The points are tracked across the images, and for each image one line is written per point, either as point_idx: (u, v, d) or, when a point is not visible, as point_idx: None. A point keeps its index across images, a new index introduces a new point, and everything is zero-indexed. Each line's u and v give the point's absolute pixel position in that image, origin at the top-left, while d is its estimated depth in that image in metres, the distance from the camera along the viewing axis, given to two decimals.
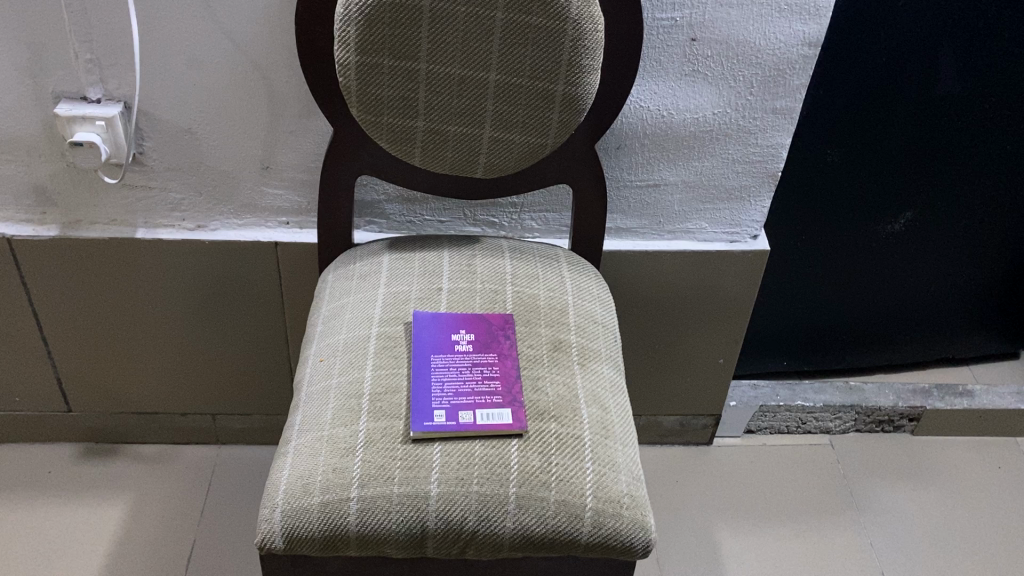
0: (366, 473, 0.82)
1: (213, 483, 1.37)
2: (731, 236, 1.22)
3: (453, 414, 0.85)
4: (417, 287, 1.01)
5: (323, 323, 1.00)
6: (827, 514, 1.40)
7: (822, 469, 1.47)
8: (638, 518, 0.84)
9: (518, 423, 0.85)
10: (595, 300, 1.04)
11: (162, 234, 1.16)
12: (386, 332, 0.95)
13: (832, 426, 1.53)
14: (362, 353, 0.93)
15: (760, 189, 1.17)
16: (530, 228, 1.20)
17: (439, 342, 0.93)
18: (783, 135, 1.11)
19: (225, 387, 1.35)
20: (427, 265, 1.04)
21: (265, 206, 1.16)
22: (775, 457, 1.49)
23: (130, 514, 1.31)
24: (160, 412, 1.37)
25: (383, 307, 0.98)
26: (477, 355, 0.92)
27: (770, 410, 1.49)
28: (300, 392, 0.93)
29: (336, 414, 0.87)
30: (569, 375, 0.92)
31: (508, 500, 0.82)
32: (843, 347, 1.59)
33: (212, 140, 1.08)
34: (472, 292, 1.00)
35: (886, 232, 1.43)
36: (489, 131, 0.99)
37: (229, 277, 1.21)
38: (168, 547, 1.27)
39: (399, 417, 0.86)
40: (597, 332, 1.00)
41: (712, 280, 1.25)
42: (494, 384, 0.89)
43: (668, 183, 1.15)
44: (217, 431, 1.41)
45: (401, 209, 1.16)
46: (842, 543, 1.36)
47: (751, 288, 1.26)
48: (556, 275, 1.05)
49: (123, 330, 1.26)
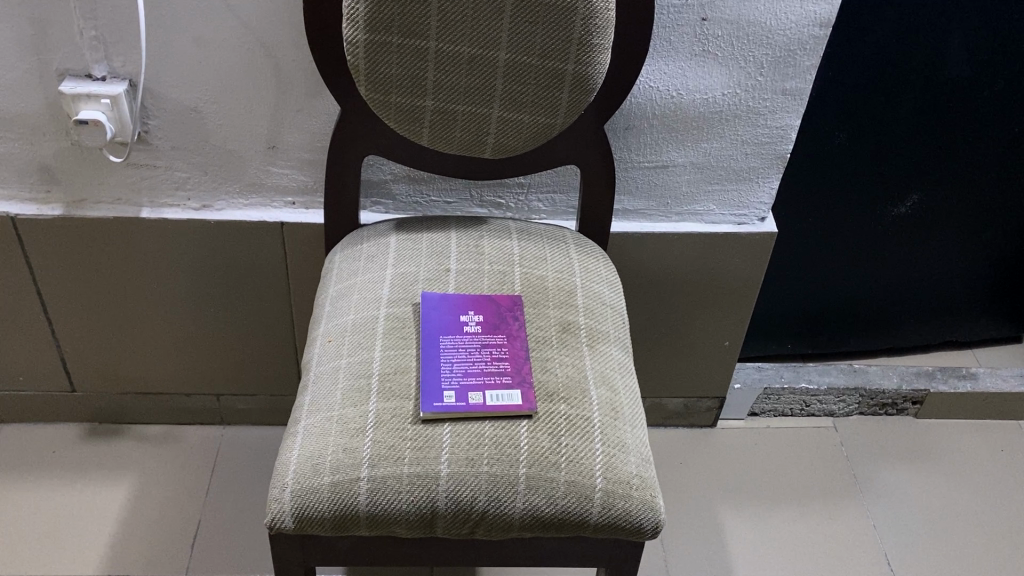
0: (377, 453, 0.82)
1: (218, 463, 1.37)
2: (738, 218, 1.22)
3: (463, 395, 0.85)
4: (424, 268, 1.00)
5: (330, 304, 0.99)
6: (830, 497, 1.40)
7: (825, 452, 1.47)
8: (647, 499, 0.84)
9: (528, 404, 0.85)
10: (603, 282, 1.04)
11: (168, 213, 1.16)
12: (395, 312, 0.95)
13: (835, 409, 1.53)
14: (371, 334, 0.93)
15: (769, 171, 1.17)
16: (537, 209, 1.19)
17: (448, 324, 0.92)
18: (793, 116, 1.11)
19: (230, 368, 1.35)
20: (434, 245, 1.04)
21: (272, 186, 1.15)
22: (779, 440, 1.49)
23: (135, 495, 1.31)
24: (165, 392, 1.37)
25: (391, 288, 0.98)
26: (486, 337, 0.91)
27: (775, 392, 1.49)
28: (309, 372, 0.92)
29: (345, 395, 0.87)
30: (578, 356, 0.92)
31: (518, 481, 0.82)
32: (847, 330, 1.59)
33: (218, 119, 1.07)
34: (479, 273, 1.00)
35: (893, 215, 1.42)
36: (498, 111, 0.98)
37: (235, 257, 1.20)
38: (173, 528, 1.27)
39: (409, 398, 0.86)
40: (605, 314, 0.99)
41: (718, 263, 1.25)
42: (503, 364, 0.88)
43: (676, 165, 1.15)
44: (222, 411, 1.41)
45: (408, 190, 1.15)
46: (846, 525, 1.36)
47: (757, 271, 1.26)
48: (564, 256, 1.04)
49: (128, 309, 1.25)
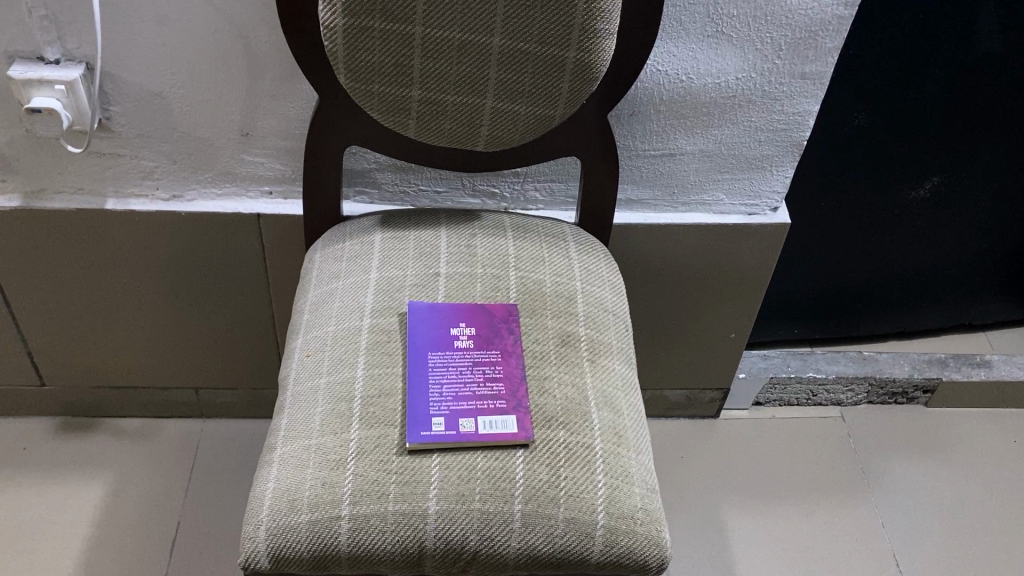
0: (359, 489, 0.75)
1: (198, 459, 1.30)
2: (750, 208, 1.14)
3: (453, 422, 0.78)
4: (411, 272, 0.93)
5: (309, 312, 0.92)
6: (838, 492, 1.35)
7: (832, 443, 1.42)
8: (652, 535, 0.78)
9: (524, 433, 0.78)
10: (605, 285, 0.96)
11: (135, 204, 1.07)
12: (379, 324, 0.87)
13: (843, 398, 1.46)
14: (352, 349, 0.85)
15: (784, 159, 1.08)
16: (535, 199, 1.10)
17: (437, 338, 0.85)
18: (812, 102, 1.02)
19: (209, 360, 1.27)
20: (422, 245, 0.96)
21: (246, 175, 1.06)
22: (784, 431, 1.43)
23: (110, 495, 1.24)
24: (139, 386, 1.30)
25: (375, 295, 0.90)
26: (479, 353, 0.84)
27: (781, 382, 1.42)
28: (285, 392, 0.85)
29: (324, 421, 0.80)
30: (578, 374, 0.85)
31: (513, 519, 0.75)
32: (857, 315, 1.52)
33: (186, 105, 0.98)
34: (471, 278, 0.92)
35: (911, 197, 1.34)
36: (492, 102, 0.89)
37: (209, 248, 1.12)
38: (149, 531, 1.21)
39: (394, 425, 0.79)
40: (607, 323, 0.92)
41: (726, 253, 1.17)
42: (497, 386, 0.81)
43: (684, 153, 1.06)
44: (202, 405, 1.34)
45: (394, 178, 1.07)
46: (854, 523, 1.31)
47: (768, 262, 1.18)
48: (563, 256, 0.97)
49: (98, 303, 1.18)
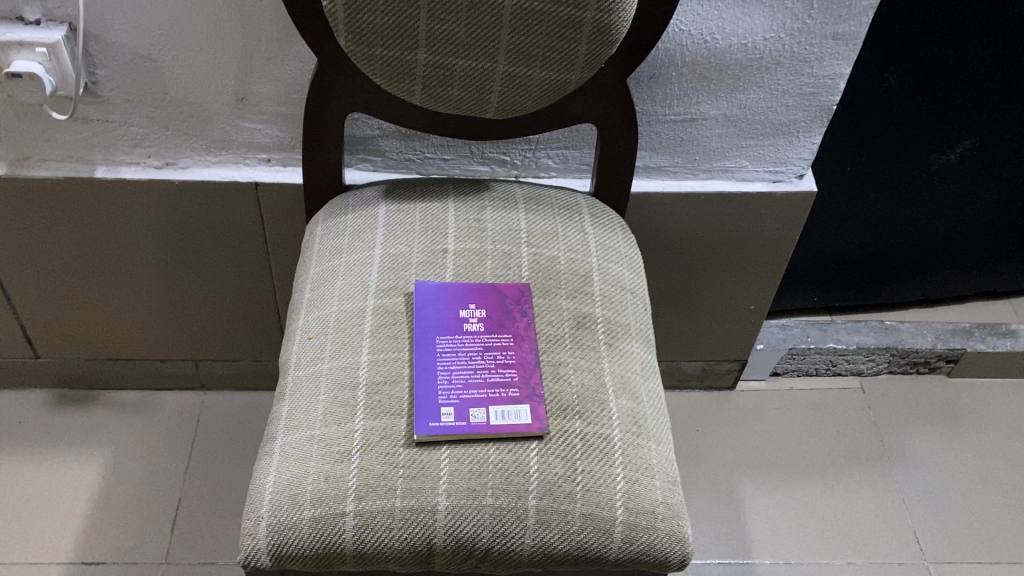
0: (365, 484, 0.71)
1: (200, 433, 1.27)
2: (774, 175, 1.08)
3: (463, 412, 0.74)
4: (417, 249, 0.87)
5: (311, 291, 0.87)
6: (857, 467, 1.31)
7: (852, 415, 1.38)
8: (674, 530, 0.74)
9: (538, 424, 0.74)
10: (622, 261, 0.91)
11: (126, 173, 1.02)
12: (384, 305, 0.82)
13: (864, 368, 1.42)
14: (356, 333, 0.80)
15: (812, 124, 1.02)
16: (547, 166, 1.05)
17: (446, 321, 0.80)
18: (843, 64, 0.95)
19: (208, 332, 1.23)
20: (429, 219, 0.91)
21: (243, 142, 1.00)
22: (802, 403, 1.39)
23: (110, 470, 1.21)
24: (137, 358, 1.25)
25: (379, 273, 0.85)
26: (490, 338, 0.79)
27: (800, 353, 1.37)
28: (285, 378, 0.81)
29: (327, 411, 0.76)
30: (595, 359, 0.80)
31: (527, 515, 0.71)
32: (879, 283, 1.47)
33: (176, 68, 0.92)
34: (481, 255, 0.87)
35: (940, 162, 1.28)
36: (504, 66, 0.83)
37: (206, 218, 1.07)
38: (150, 508, 1.18)
39: (401, 415, 0.74)
40: (625, 302, 0.87)
41: (747, 223, 1.11)
42: (510, 373, 0.77)
43: (707, 118, 1.00)
44: (203, 376, 1.29)
45: (399, 146, 1.01)
46: (874, 498, 1.27)
47: (791, 231, 1.13)
48: (578, 231, 0.91)
49: (91, 274, 1.13)
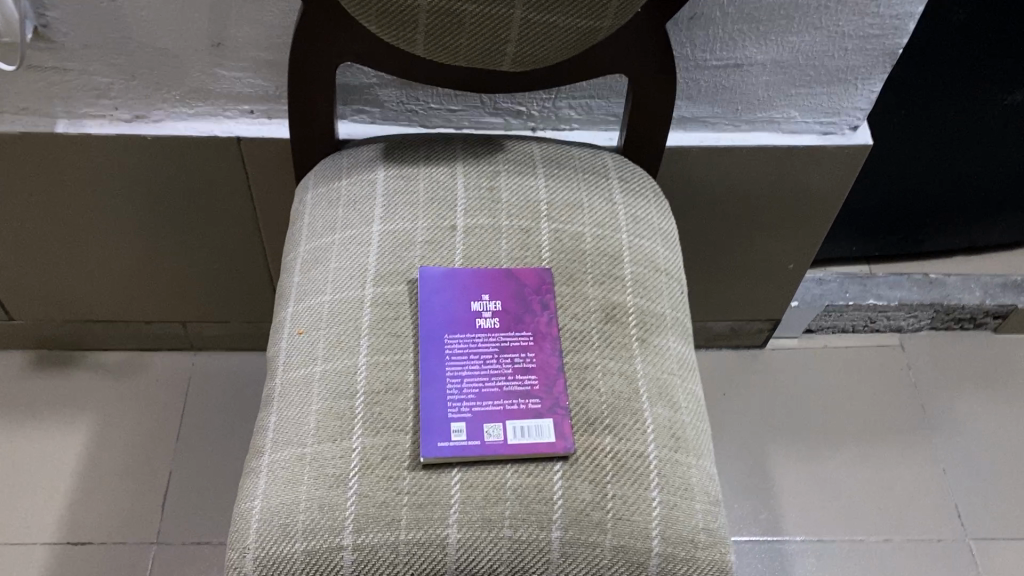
0: (364, 513, 0.62)
1: (190, 398, 1.18)
2: (825, 126, 0.95)
3: (476, 429, 0.64)
4: (422, 225, 0.76)
5: (301, 275, 0.76)
6: (895, 433, 1.22)
7: (889, 376, 1.28)
8: (717, 560, 0.64)
9: (562, 443, 0.64)
10: (655, 235, 0.80)
11: (91, 127, 0.90)
12: (385, 295, 0.72)
13: (904, 324, 1.31)
14: (352, 329, 0.70)
15: (872, 70, 0.89)
16: (568, 117, 0.92)
17: (456, 316, 0.70)
18: (915, 3, 0.81)
19: (195, 292, 1.12)
20: (435, 188, 0.79)
21: (221, 92, 0.88)
22: (837, 363, 1.29)
23: (94, 440, 1.13)
24: (119, 319, 1.15)
25: (379, 255, 0.74)
26: (506, 336, 0.69)
27: (836, 310, 1.27)
28: (273, 380, 0.71)
29: (320, 424, 0.66)
30: (626, 360, 0.70)
31: (551, 548, 0.62)
32: (925, 232, 1.35)
33: (139, 10, 0.79)
34: (495, 232, 0.76)
35: (1005, 103, 1.15)
36: (521, 12, 0.70)
37: (184, 176, 0.95)
38: (139, 482, 1.10)
39: (404, 432, 0.65)
40: (659, 287, 0.76)
41: (791, 179, 0.99)
42: (529, 381, 0.67)
43: (753, 63, 0.87)
44: (191, 336, 1.20)
45: (399, 96, 0.88)
46: (911, 468, 1.19)
47: (840, 187, 1.01)
48: (605, 200, 0.80)
49: (61, 236, 1.02)
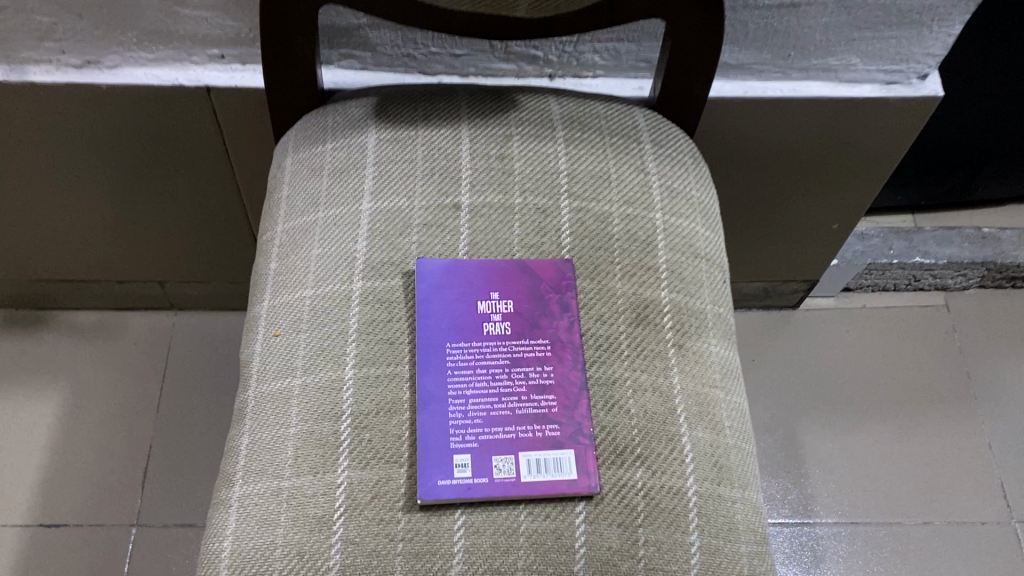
0: (351, 564, 0.52)
1: (171, 363, 1.08)
2: (889, 75, 0.82)
3: (484, 465, 0.54)
4: (420, 203, 0.64)
5: (278, 261, 0.65)
6: (937, 404, 1.12)
7: (932, 339, 1.18)
8: None
9: (586, 481, 0.54)
10: (694, 213, 0.68)
11: (35, 75, 0.77)
12: (376, 290, 0.61)
13: (950, 283, 1.20)
14: (337, 333, 0.59)
15: (952, 11, 0.75)
16: (592, 63, 0.79)
17: (460, 319, 0.59)
18: None
19: (171, 251, 1.01)
20: (435, 155, 0.67)
21: (185, 35, 0.75)
22: (876, 326, 1.19)
23: (67, 411, 1.04)
24: (90, 279, 1.05)
25: (370, 240, 0.63)
26: (519, 345, 0.58)
27: (879, 268, 1.16)
28: (245, 390, 0.60)
29: (299, 453, 0.56)
30: (661, 372, 0.59)
31: None
32: (980, 182, 1.21)
33: None
34: (506, 212, 0.64)
35: None
36: None
37: (149, 129, 0.83)
38: (116, 457, 1.01)
39: (399, 464, 0.54)
40: (699, 278, 0.65)
41: (846, 134, 0.86)
42: (546, 403, 0.56)
43: (812, 3, 0.73)
44: (170, 296, 1.09)
45: (393, 39, 0.75)
46: (954, 443, 1.09)
47: (899, 142, 0.88)
48: (635, 171, 0.68)
49: (15, 193, 0.90)
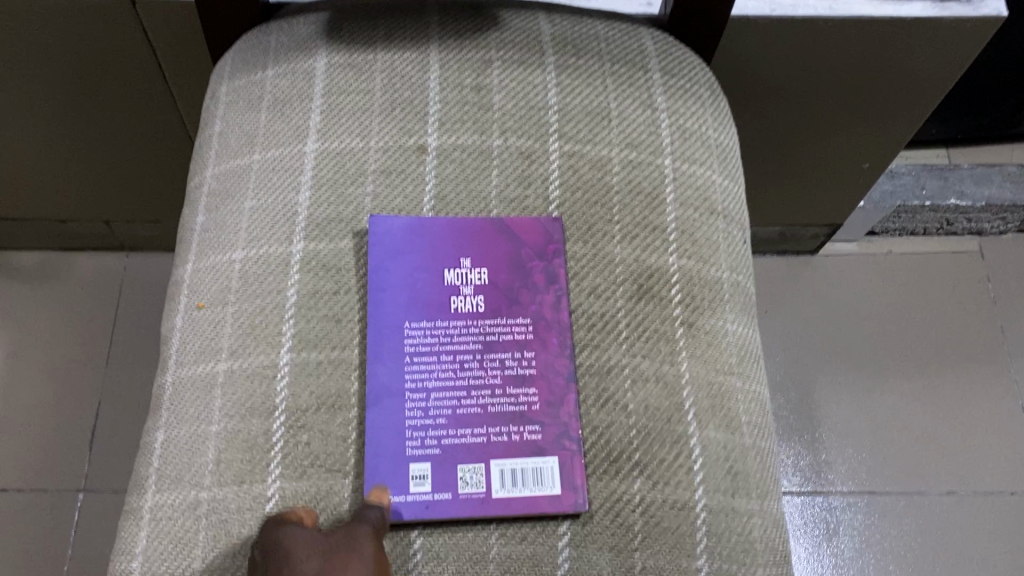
0: None
1: (123, 311, 0.98)
2: None
3: (447, 477, 0.44)
4: (377, 144, 0.53)
5: (207, 214, 0.54)
6: (968, 361, 1.02)
7: (964, 289, 1.07)
8: None
9: (571, 497, 0.44)
10: (710, 157, 0.56)
11: None
12: (321, 254, 0.50)
13: (987, 227, 1.08)
14: (272, 309, 0.49)
15: None
16: None
17: (422, 294, 0.48)
18: None
19: (114, 188, 0.90)
20: (397, 84, 0.55)
21: None
22: (902, 274, 1.08)
23: (7, 363, 0.94)
24: (27, 217, 0.94)
25: (314, 191, 0.52)
26: (493, 326, 0.48)
27: (908, 211, 1.04)
28: (163, 374, 0.50)
29: (222, 456, 0.46)
30: (666, 358, 0.49)
31: None
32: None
33: None
34: (482, 157, 0.53)
35: None
36: None
37: (71, 48, 0.71)
38: (62, 415, 0.92)
39: (342, 474, 0.44)
40: (714, 238, 0.54)
41: (886, 60, 0.74)
42: (526, 399, 0.46)
43: None
44: (119, 235, 0.98)
45: None
46: (986, 403, 0.99)
47: (948, 69, 0.76)
48: (640, 105, 0.56)
49: None
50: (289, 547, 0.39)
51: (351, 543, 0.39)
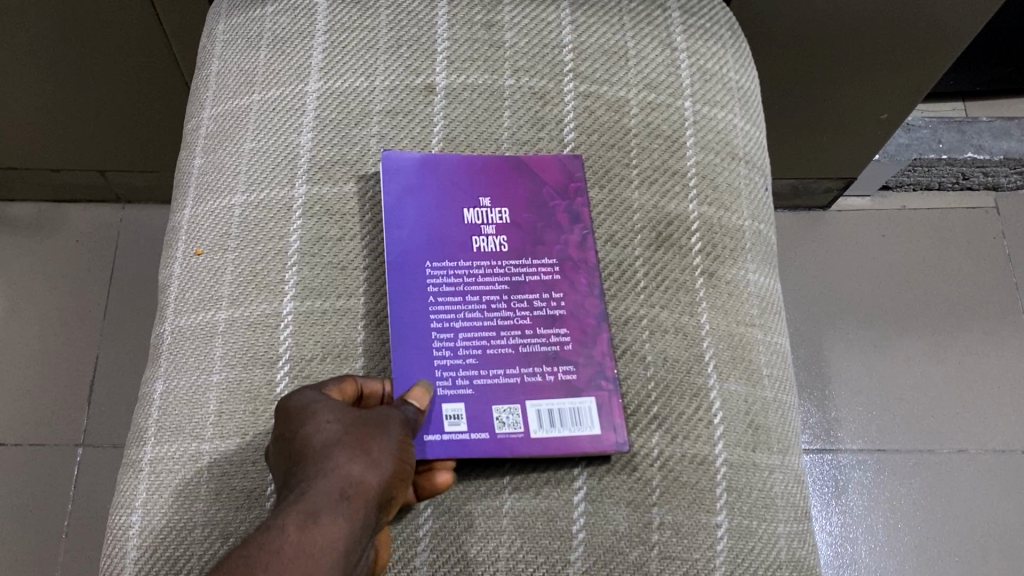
0: None
1: (118, 264, 0.95)
2: None
3: (482, 418, 0.42)
4: (382, 84, 0.50)
5: (205, 157, 0.51)
6: (982, 318, 1.00)
7: (980, 244, 1.04)
8: None
9: (612, 437, 0.42)
10: (732, 99, 0.54)
11: None
12: (324, 198, 0.48)
13: (1003, 182, 1.06)
14: (275, 254, 0.47)
15: None
16: None
17: (438, 234, 0.46)
18: None
19: (107, 138, 0.87)
20: (403, 21, 0.52)
21: None
22: (915, 229, 1.05)
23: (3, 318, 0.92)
24: (20, 168, 0.91)
25: (318, 131, 0.49)
26: (518, 265, 0.45)
27: (924, 164, 1.02)
28: (162, 323, 0.48)
29: (223, 407, 0.44)
30: (685, 308, 0.47)
31: None
32: None
33: None
34: (493, 98, 0.50)
35: None
36: None
37: None
38: (58, 370, 0.90)
39: None
40: (735, 184, 0.51)
41: (909, 3, 0.71)
42: (557, 339, 0.44)
43: None
44: (114, 187, 0.96)
45: None
46: (999, 360, 0.97)
47: (973, 12, 0.73)
48: (659, 45, 0.53)
49: None
50: (314, 410, 0.36)
51: (381, 424, 0.36)
